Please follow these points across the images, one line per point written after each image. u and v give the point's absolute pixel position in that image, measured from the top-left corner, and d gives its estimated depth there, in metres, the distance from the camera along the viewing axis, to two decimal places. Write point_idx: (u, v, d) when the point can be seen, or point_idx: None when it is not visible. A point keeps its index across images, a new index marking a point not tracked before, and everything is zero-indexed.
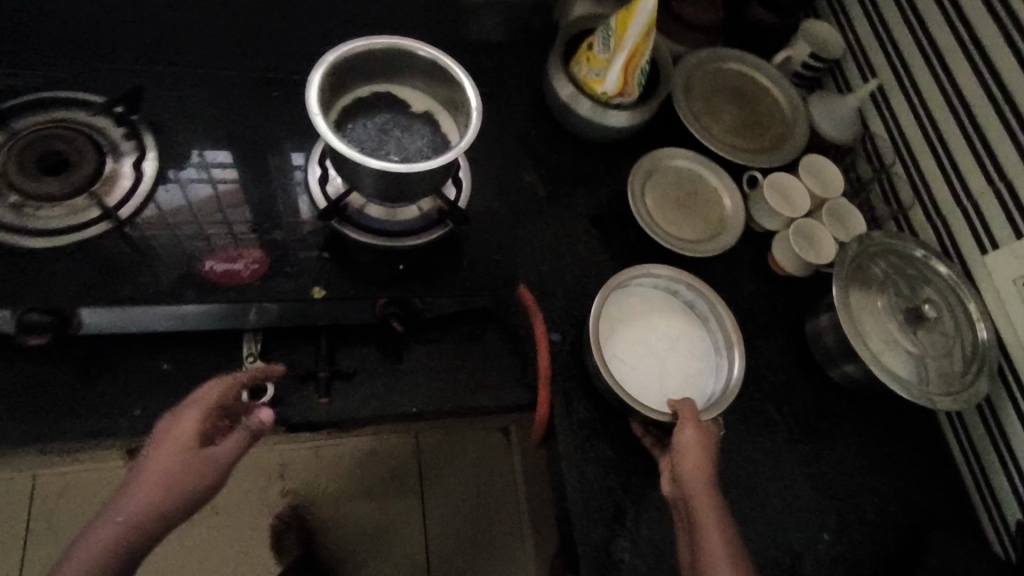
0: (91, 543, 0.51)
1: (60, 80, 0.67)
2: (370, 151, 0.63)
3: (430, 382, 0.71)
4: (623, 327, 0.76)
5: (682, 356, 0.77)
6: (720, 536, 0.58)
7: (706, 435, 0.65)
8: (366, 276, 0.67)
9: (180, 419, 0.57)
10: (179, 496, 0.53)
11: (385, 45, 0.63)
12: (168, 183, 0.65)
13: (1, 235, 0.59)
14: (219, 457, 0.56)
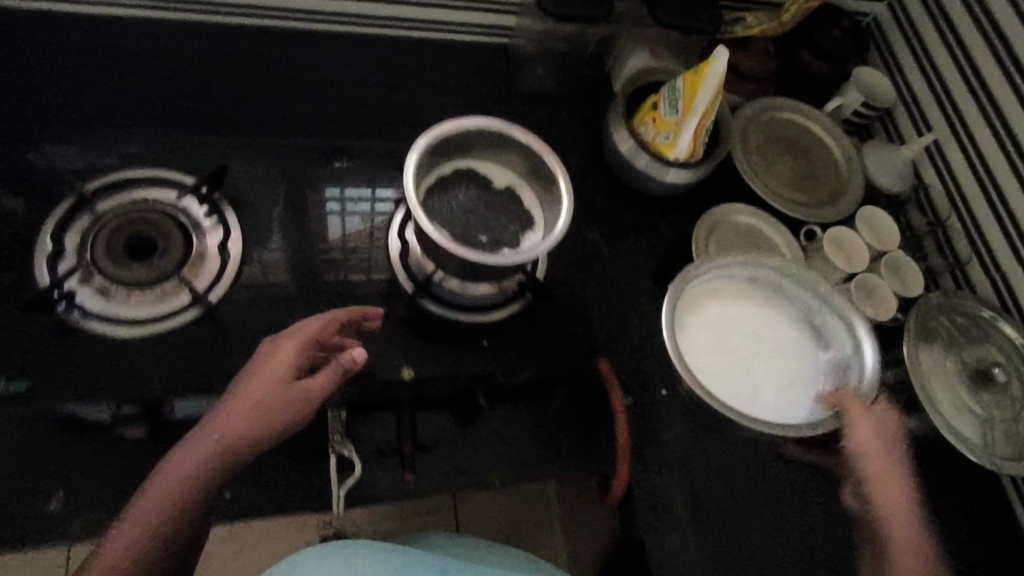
0: (188, 456, 0.51)
1: (138, 156, 0.67)
2: (459, 229, 0.63)
3: (509, 451, 0.71)
4: (704, 333, 0.72)
5: (779, 338, 0.74)
6: (912, 531, 0.59)
7: (881, 428, 0.65)
8: (447, 350, 0.66)
9: (279, 347, 0.56)
10: (267, 421, 0.53)
11: (476, 125, 0.64)
12: (252, 261, 0.65)
13: (96, 325, 0.59)
14: (313, 394, 0.56)
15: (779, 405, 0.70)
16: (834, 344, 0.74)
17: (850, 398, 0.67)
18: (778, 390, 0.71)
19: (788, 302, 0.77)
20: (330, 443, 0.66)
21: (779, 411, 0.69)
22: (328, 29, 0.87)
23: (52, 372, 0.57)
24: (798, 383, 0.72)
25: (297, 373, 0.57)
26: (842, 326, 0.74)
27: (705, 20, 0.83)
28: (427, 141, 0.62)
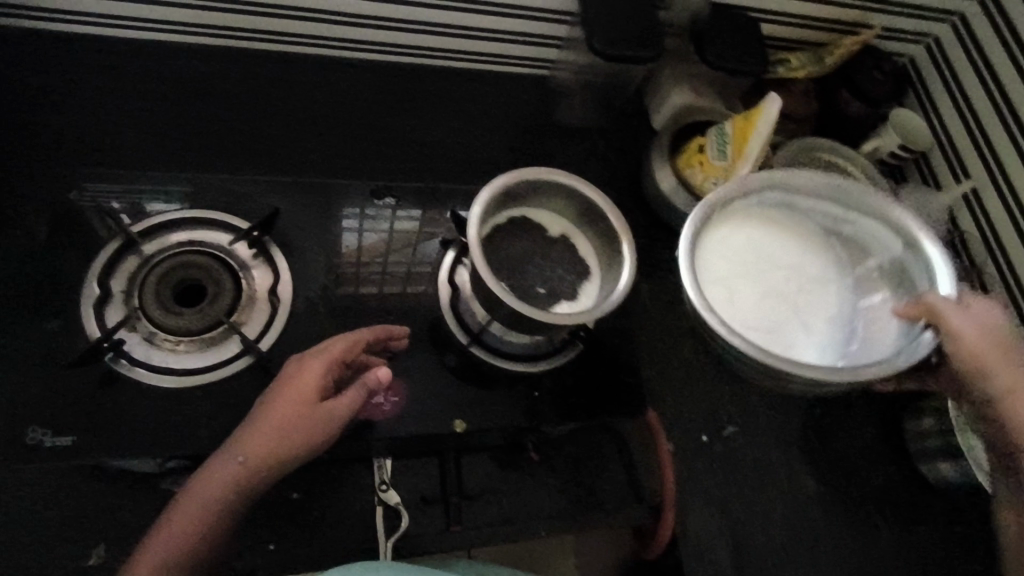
0: (214, 475, 0.52)
1: (183, 195, 0.65)
2: (517, 282, 0.62)
3: (553, 500, 0.70)
4: (738, 281, 0.68)
5: (811, 258, 0.72)
6: None
7: (984, 328, 0.60)
8: (497, 402, 0.65)
9: (306, 365, 0.55)
10: (287, 448, 0.52)
11: (535, 175, 0.62)
12: (300, 308, 0.63)
13: (145, 375, 0.57)
14: (336, 416, 0.54)
15: (838, 336, 0.67)
16: (876, 247, 0.71)
17: (941, 304, 0.61)
18: (829, 322, 0.69)
19: (814, 218, 0.73)
20: (376, 495, 0.65)
21: (842, 345, 0.67)
22: (367, 58, 0.85)
23: (98, 425, 0.55)
24: (845, 302, 0.70)
25: (325, 392, 0.55)
26: (884, 228, 0.71)
27: (752, 63, 0.82)
28: (487, 193, 0.60)
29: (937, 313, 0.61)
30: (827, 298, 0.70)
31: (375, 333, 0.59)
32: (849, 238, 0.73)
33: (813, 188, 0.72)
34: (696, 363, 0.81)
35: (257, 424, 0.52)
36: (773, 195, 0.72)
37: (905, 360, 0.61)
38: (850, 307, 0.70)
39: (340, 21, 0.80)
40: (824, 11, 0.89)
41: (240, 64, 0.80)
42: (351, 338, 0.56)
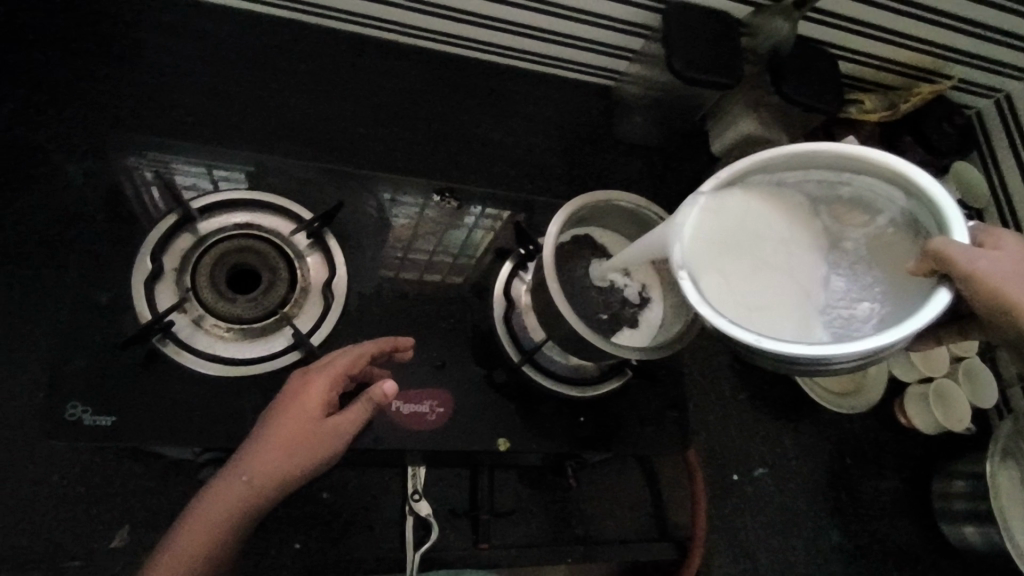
0: (220, 495, 0.48)
1: (242, 176, 0.62)
2: (582, 305, 0.60)
3: (581, 527, 0.69)
4: (720, 265, 0.49)
5: (808, 232, 0.52)
6: None
7: (996, 265, 0.44)
8: (541, 424, 0.63)
9: (312, 380, 0.51)
10: (290, 469, 0.48)
11: (612, 198, 0.59)
12: (355, 306, 0.61)
13: (192, 360, 0.55)
14: (344, 432, 0.50)
15: (857, 317, 0.47)
16: (877, 203, 0.51)
17: (956, 248, 0.43)
18: (849, 308, 0.48)
19: (805, 188, 0.53)
20: (407, 503, 0.62)
21: (863, 328, 0.47)
22: (431, 50, 0.83)
23: (141, 411, 0.53)
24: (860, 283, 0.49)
25: (331, 407, 0.52)
26: (883, 181, 0.50)
27: (828, 102, 0.81)
28: (565, 212, 0.57)
29: (940, 255, 0.43)
30: (834, 280, 0.50)
31: (380, 344, 0.54)
32: (852, 201, 0.52)
33: (802, 154, 0.51)
34: (732, 400, 0.80)
35: (263, 442, 0.48)
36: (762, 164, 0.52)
37: (925, 314, 0.43)
38: (873, 282, 0.49)
39: (409, 10, 0.76)
40: (906, 56, 0.86)
41: (299, 41, 0.78)
42: (358, 353, 0.52)
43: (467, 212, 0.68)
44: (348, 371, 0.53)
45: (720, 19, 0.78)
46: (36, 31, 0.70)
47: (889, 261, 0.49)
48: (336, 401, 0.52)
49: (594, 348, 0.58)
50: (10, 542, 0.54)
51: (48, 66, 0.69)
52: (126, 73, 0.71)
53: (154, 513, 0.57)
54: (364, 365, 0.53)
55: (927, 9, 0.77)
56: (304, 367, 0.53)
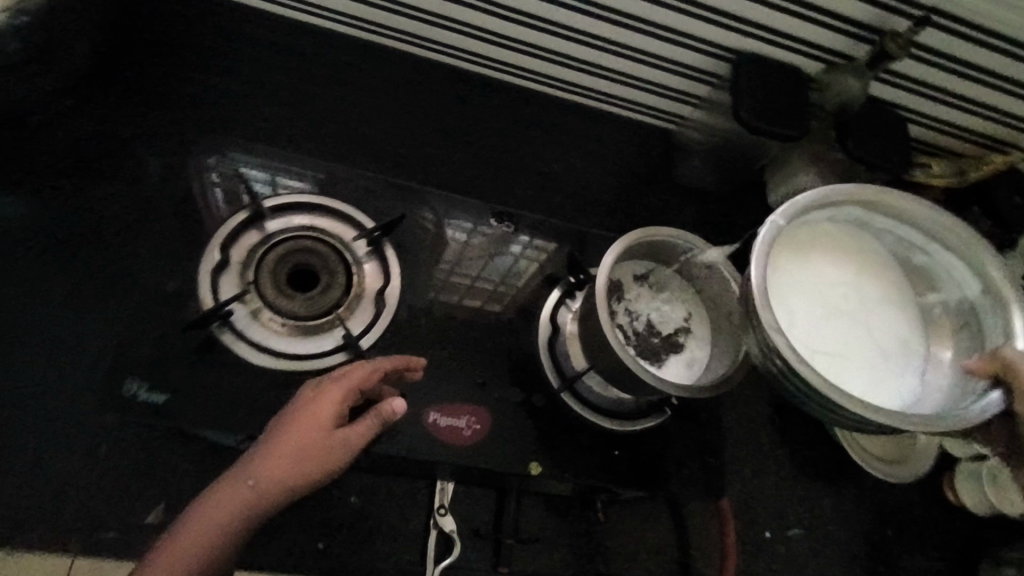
0: (223, 499, 0.48)
1: (314, 181, 0.65)
2: (628, 338, 0.60)
3: (606, 567, 0.67)
4: (792, 297, 0.54)
5: (873, 287, 0.58)
6: None
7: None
8: (576, 452, 0.63)
9: (324, 392, 0.52)
10: (296, 476, 0.49)
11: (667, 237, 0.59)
12: (405, 317, 0.63)
13: (246, 350, 0.57)
14: (351, 445, 0.51)
15: (890, 377, 0.54)
16: (944, 282, 0.56)
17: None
18: (887, 369, 0.54)
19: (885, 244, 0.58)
20: (432, 515, 0.63)
21: (894, 390, 0.53)
22: (500, 81, 0.86)
23: (193, 392, 0.54)
24: (901, 350, 0.56)
25: (341, 421, 0.52)
26: (960, 263, 0.54)
27: (895, 162, 0.80)
28: (620, 245, 0.58)
29: (1013, 371, 0.46)
30: (881, 339, 0.56)
31: (394, 361, 0.55)
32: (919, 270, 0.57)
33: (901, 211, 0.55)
34: (771, 454, 0.78)
35: (271, 448, 0.49)
36: (860, 210, 0.56)
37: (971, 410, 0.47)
38: (910, 352, 0.56)
39: (485, 41, 0.80)
40: (980, 125, 0.85)
41: (377, 63, 0.82)
42: (370, 368, 0.53)
43: (511, 240, 0.69)
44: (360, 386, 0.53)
45: (791, 72, 0.78)
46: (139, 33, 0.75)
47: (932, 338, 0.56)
48: (345, 415, 0.52)
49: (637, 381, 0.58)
50: (48, 509, 0.55)
51: (144, 61, 0.73)
52: (216, 76, 0.75)
53: (186, 498, 0.58)
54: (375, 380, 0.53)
55: (1006, 78, 0.76)
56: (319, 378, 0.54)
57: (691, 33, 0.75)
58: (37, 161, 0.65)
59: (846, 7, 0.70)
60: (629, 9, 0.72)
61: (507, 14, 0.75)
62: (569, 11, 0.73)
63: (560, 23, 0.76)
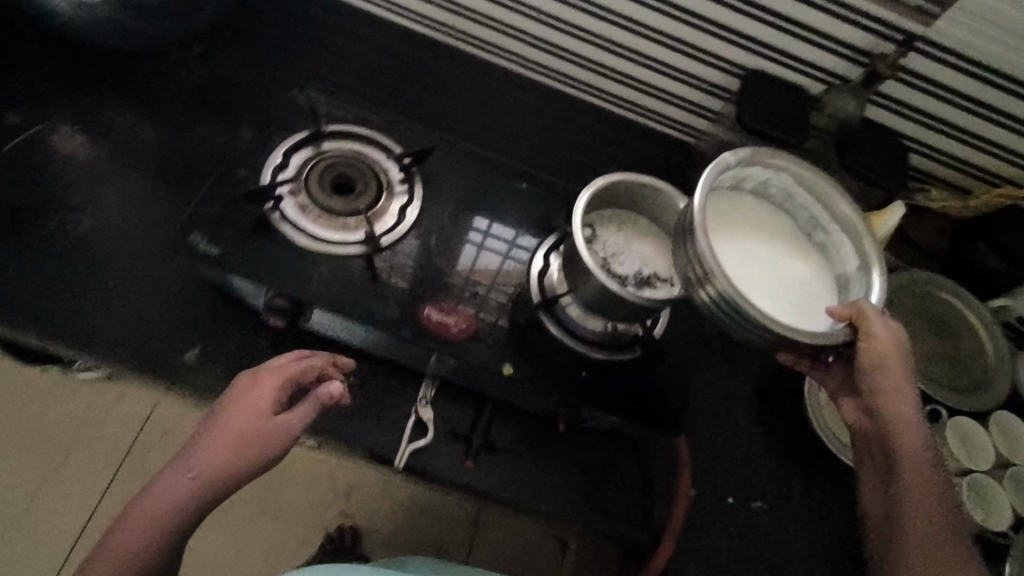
0: (167, 492, 0.50)
1: (368, 120, 0.78)
2: (603, 267, 0.68)
3: (565, 487, 0.73)
4: (717, 231, 0.64)
5: (785, 246, 0.66)
6: (920, 473, 0.58)
7: (897, 338, 0.60)
8: (548, 368, 0.70)
9: (262, 378, 0.56)
10: (246, 463, 0.52)
11: (646, 183, 0.68)
12: (420, 232, 0.74)
13: (288, 230, 0.70)
14: (289, 429, 0.55)
15: (785, 310, 0.62)
16: (834, 259, 0.67)
17: (872, 311, 0.59)
18: (787, 307, 0.63)
19: (801, 218, 0.68)
20: (414, 405, 0.73)
21: (784, 319, 0.61)
22: (541, 82, 0.98)
23: (240, 253, 0.68)
24: (797, 297, 0.64)
25: (279, 406, 0.56)
26: (850, 244, 0.65)
27: (889, 180, 0.86)
28: (602, 183, 0.67)
29: (864, 317, 0.59)
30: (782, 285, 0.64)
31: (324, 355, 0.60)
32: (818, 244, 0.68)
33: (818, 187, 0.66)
34: (744, 430, 0.81)
35: (215, 435, 0.52)
36: (788, 183, 0.67)
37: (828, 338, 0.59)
38: (804, 302, 0.64)
39: (529, 45, 0.92)
40: (980, 158, 0.90)
41: (440, 52, 0.95)
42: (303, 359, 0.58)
43: (529, 212, 0.79)
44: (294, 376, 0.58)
45: (794, 90, 0.86)
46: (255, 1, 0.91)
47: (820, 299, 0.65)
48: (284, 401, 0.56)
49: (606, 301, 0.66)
50: (120, 333, 0.70)
51: (252, 22, 0.89)
52: (306, 41, 0.90)
53: (219, 344, 0.70)
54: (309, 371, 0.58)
55: (995, 109, 0.83)
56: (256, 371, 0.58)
57: (705, 46, 0.86)
58: (165, 87, 0.83)
59: (841, 30, 0.79)
60: (649, 21, 0.85)
61: (550, 21, 0.88)
62: (598, 21, 0.86)
63: (591, 31, 0.88)
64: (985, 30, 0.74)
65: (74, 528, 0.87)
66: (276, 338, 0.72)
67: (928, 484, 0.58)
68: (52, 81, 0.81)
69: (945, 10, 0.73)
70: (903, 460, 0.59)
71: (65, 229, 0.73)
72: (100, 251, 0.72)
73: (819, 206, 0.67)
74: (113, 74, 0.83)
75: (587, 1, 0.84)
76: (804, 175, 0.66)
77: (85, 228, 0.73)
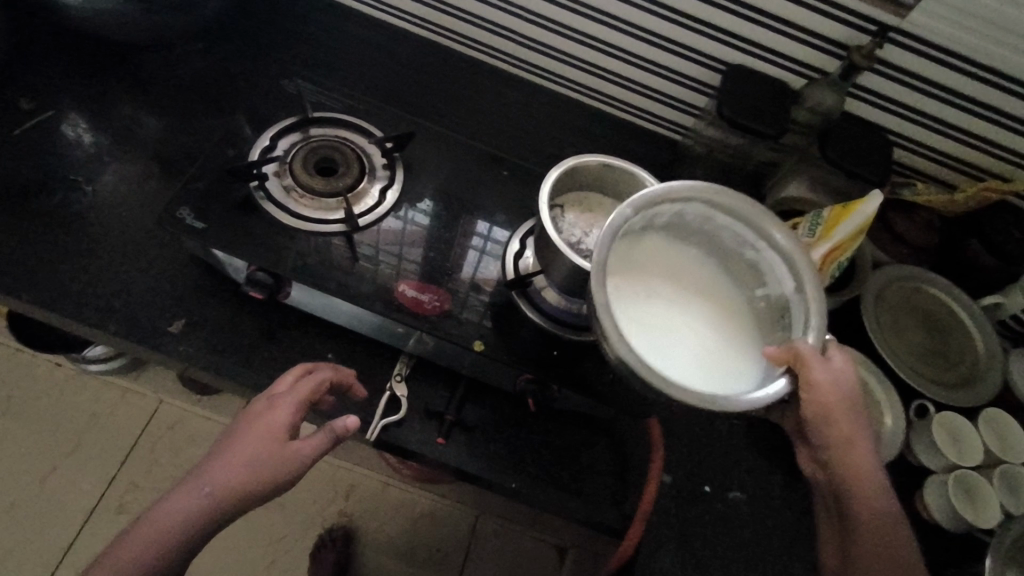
0: (181, 505, 0.55)
1: (356, 110, 0.82)
2: (571, 244, 0.69)
3: (536, 468, 0.74)
4: (629, 279, 0.61)
5: (702, 286, 0.65)
6: (880, 528, 0.59)
7: (839, 382, 0.57)
8: (520, 345, 0.71)
9: (278, 404, 0.61)
10: (257, 485, 0.56)
11: (616, 165, 0.70)
12: (399, 213, 0.77)
13: (271, 207, 0.73)
14: (301, 456, 0.59)
15: (713, 360, 0.59)
16: (769, 279, 0.64)
17: (809, 357, 0.56)
18: (716, 354, 0.60)
19: (728, 234, 0.65)
20: (389, 381, 0.73)
21: (721, 372, 0.59)
22: (529, 81, 1.01)
23: (225, 227, 0.70)
24: (730, 339, 0.62)
25: (292, 430, 0.61)
26: (780, 264, 0.62)
27: (870, 171, 0.86)
28: (574, 161, 0.69)
29: (802, 361, 0.56)
30: (712, 326, 0.63)
31: (336, 376, 0.66)
32: (748, 263, 0.65)
33: (735, 207, 0.62)
34: (725, 420, 0.80)
35: (228, 456, 0.57)
36: (703, 210, 0.63)
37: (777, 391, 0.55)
38: (737, 342, 0.62)
39: (516, 43, 0.96)
40: (964, 153, 0.91)
41: (432, 52, 1.00)
42: (317, 381, 0.63)
43: (508, 199, 0.81)
44: (308, 400, 0.63)
45: (773, 84, 0.88)
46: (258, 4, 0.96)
47: (753, 332, 0.63)
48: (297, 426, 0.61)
49: (573, 276, 0.67)
50: (103, 303, 0.72)
51: (250, 22, 0.95)
52: (301, 40, 0.95)
53: (201, 317, 0.73)
54: (320, 394, 0.63)
55: (971, 98, 0.84)
56: (272, 392, 0.63)
57: (687, 43, 0.88)
58: (169, 80, 0.88)
59: (818, 23, 0.81)
60: (632, 19, 0.88)
61: (538, 20, 0.92)
62: (584, 19, 0.89)
63: (576, 29, 0.91)
64: (960, 20, 0.76)
65: (108, 481, 1.30)
66: (256, 314, 0.74)
67: (878, 531, 0.59)
68: (63, 73, 0.86)
69: (917, 1, 0.75)
70: (857, 511, 0.59)
71: (65, 207, 0.77)
72: (93, 225, 0.76)
73: (741, 225, 0.63)
74: (121, 68, 0.88)
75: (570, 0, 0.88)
76: (713, 197, 0.61)
77: (84, 206, 0.77)
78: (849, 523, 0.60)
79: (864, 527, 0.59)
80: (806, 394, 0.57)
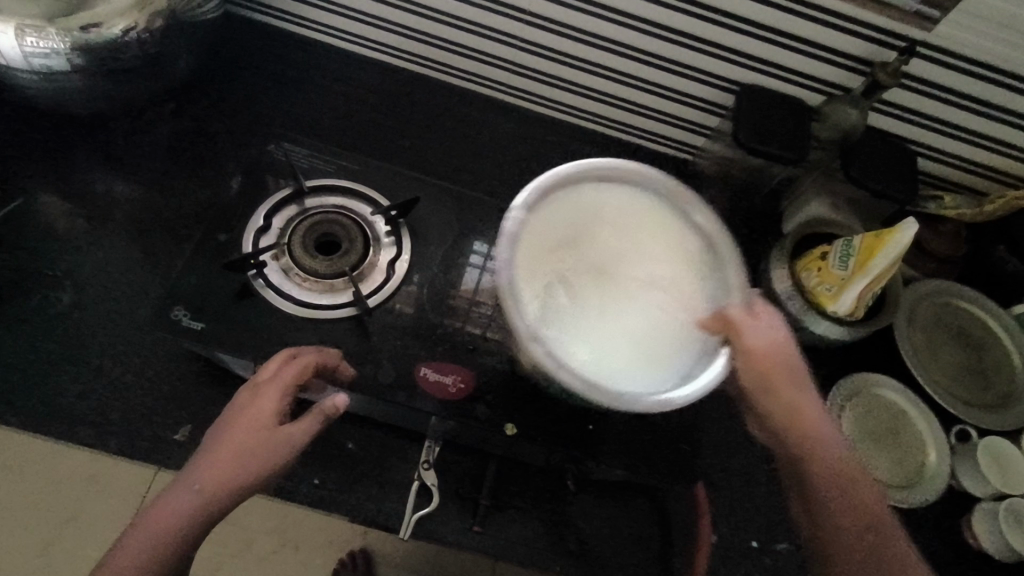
0: (170, 506, 0.50)
1: (350, 171, 0.76)
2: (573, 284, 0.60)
3: (578, 543, 0.71)
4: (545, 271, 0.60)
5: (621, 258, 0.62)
6: (843, 499, 0.53)
7: (777, 342, 0.57)
8: (551, 423, 0.67)
9: (260, 393, 0.56)
10: (252, 473, 0.52)
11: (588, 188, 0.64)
12: (409, 285, 0.71)
13: (273, 296, 0.68)
14: (292, 442, 0.55)
15: (643, 337, 0.59)
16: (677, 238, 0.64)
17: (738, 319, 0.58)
18: (647, 328, 0.59)
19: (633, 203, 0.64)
20: (417, 469, 0.70)
21: (655, 356, 0.58)
22: (528, 110, 0.95)
23: (224, 326, 0.66)
24: (662, 317, 0.60)
25: (281, 416, 0.56)
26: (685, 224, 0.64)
27: (898, 189, 0.81)
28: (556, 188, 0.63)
29: (736, 328, 0.57)
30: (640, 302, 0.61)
31: (323, 358, 0.61)
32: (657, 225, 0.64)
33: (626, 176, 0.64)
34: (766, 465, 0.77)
35: (217, 449, 0.52)
36: (595, 185, 0.64)
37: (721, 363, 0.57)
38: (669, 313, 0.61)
39: (512, 72, 0.89)
40: (991, 158, 0.87)
41: (422, 86, 0.93)
42: (302, 364, 0.58)
43: None
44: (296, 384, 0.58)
45: (790, 102, 0.82)
46: (227, 51, 0.88)
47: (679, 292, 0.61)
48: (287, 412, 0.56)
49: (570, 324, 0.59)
50: (104, 415, 0.67)
51: (225, 73, 0.87)
52: (281, 88, 0.88)
53: (209, 420, 0.68)
54: (308, 377, 0.58)
55: (1004, 109, 0.79)
56: (256, 381, 0.58)
57: (693, 65, 0.82)
58: (141, 148, 0.81)
59: (837, 41, 0.75)
60: (636, 43, 0.81)
61: (535, 49, 0.85)
62: (582, 44, 0.83)
63: (577, 56, 0.84)
64: (991, 31, 0.70)
65: None
66: None
67: (865, 504, 0.53)
68: (26, 151, 0.79)
69: (946, 15, 0.69)
70: (817, 476, 0.54)
71: (46, 309, 0.71)
72: (78, 327, 0.70)
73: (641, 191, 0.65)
74: (85, 140, 0.81)
75: (567, 26, 0.81)
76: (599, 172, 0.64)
77: (65, 307, 0.71)
78: (808, 491, 0.55)
79: (850, 500, 0.53)
80: (741, 349, 0.57)
